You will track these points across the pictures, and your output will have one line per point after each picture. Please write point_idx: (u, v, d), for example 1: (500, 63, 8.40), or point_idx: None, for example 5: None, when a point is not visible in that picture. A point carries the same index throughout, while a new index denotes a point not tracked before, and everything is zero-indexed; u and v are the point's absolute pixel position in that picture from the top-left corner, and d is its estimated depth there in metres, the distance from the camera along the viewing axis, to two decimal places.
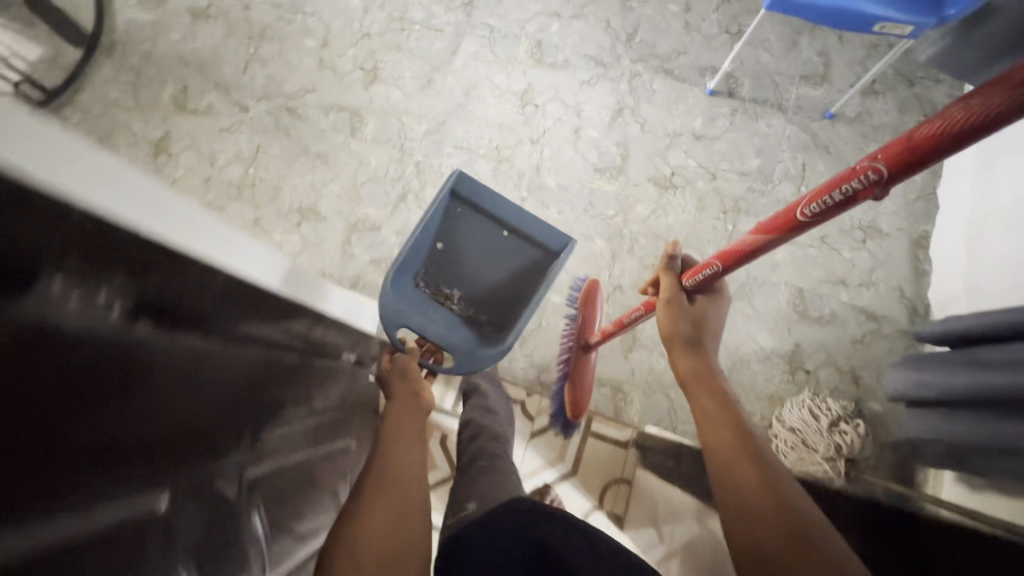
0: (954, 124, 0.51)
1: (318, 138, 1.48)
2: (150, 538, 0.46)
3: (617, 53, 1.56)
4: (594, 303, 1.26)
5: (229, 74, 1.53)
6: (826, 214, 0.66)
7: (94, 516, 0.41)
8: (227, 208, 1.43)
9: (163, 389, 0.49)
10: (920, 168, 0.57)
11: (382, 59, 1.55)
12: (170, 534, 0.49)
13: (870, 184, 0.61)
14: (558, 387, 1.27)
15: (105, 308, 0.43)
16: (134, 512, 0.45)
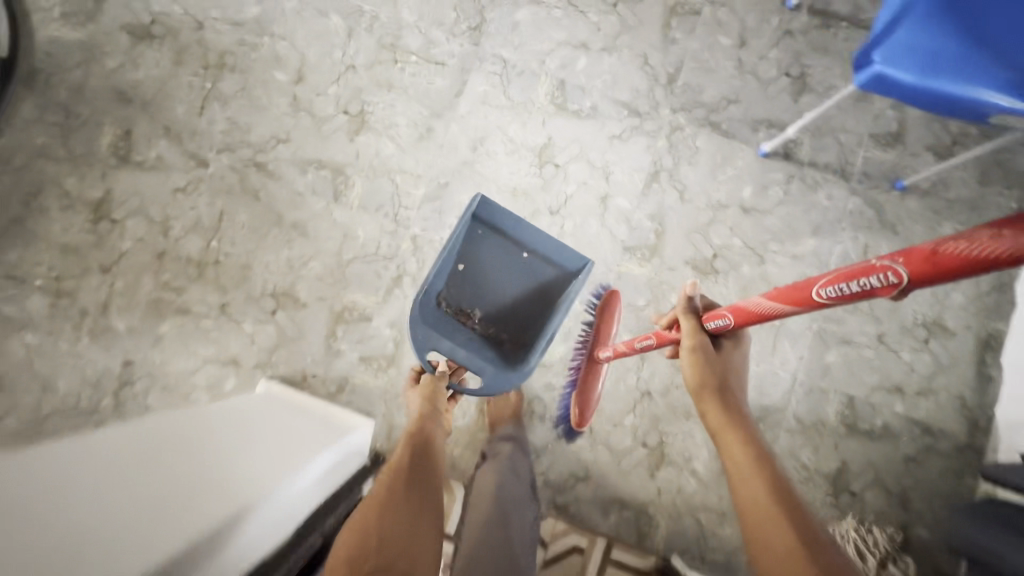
0: (991, 248, 0.46)
1: (294, 204, 1.24)
2: None
3: (654, 99, 1.30)
4: (613, 315, 1.18)
5: (181, 117, 1.25)
6: (841, 303, 0.60)
7: None
8: (188, 292, 1.20)
9: None
10: (944, 280, 0.51)
11: (370, 100, 1.27)
12: None
13: (890, 285, 0.55)
14: (565, 391, 1.20)
15: None
16: None
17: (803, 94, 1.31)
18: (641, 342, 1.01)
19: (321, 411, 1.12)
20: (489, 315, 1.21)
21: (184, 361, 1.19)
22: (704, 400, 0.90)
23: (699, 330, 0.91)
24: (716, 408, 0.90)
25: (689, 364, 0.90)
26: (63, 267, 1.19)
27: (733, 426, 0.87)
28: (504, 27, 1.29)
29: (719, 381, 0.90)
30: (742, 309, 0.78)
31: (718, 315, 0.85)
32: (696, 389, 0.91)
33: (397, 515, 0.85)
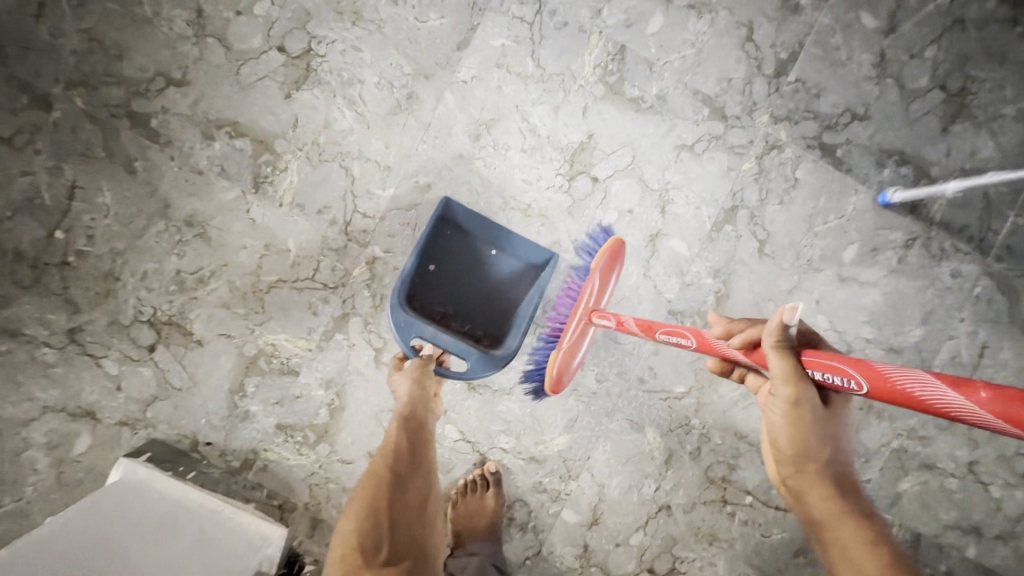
0: None
1: (192, 187, 0.81)
2: None
3: (750, 97, 0.87)
4: (614, 269, 0.79)
5: (8, 19, 0.77)
6: None
7: None
8: (18, 304, 0.79)
9: None
10: None
11: (322, 35, 0.81)
12: None
13: None
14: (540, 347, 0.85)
15: None
16: None
17: (956, 121, 0.91)
18: (669, 333, 0.63)
19: (201, 521, 0.74)
20: (467, 307, 0.85)
21: (11, 405, 0.81)
22: (807, 471, 0.55)
23: (802, 375, 0.51)
24: (823, 484, 0.54)
25: (783, 419, 0.53)
26: None
27: (851, 514, 0.53)
28: None
29: (830, 446, 0.54)
30: (889, 380, 0.42)
31: (834, 368, 0.47)
32: (793, 453, 0.54)
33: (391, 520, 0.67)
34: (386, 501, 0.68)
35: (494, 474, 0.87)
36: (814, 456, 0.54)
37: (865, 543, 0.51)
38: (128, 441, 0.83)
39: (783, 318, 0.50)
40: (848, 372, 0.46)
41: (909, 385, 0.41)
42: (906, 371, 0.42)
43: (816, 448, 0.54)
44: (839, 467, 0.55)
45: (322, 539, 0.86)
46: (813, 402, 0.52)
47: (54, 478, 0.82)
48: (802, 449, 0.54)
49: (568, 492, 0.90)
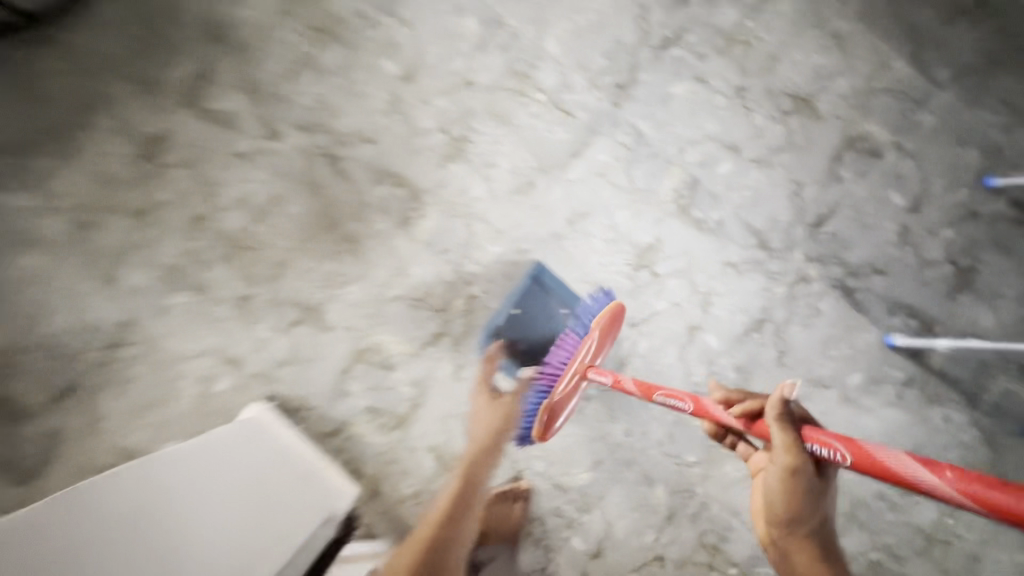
0: None
1: (356, 214, 1.09)
2: None
3: (791, 237, 1.10)
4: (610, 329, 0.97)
5: (269, 76, 1.10)
6: None
7: None
8: (214, 270, 1.08)
9: None
10: None
11: (477, 127, 1.11)
12: None
13: None
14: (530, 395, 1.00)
15: None
16: None
17: (962, 292, 1.10)
18: (670, 396, 0.78)
19: (305, 463, 0.98)
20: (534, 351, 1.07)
21: (184, 342, 1.07)
22: (796, 532, 0.70)
23: (800, 445, 0.60)
24: (808, 546, 0.70)
25: (779, 485, 0.65)
26: (88, 194, 1.07)
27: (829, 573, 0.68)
28: (652, 98, 1.11)
29: (818, 516, 0.69)
30: (871, 458, 0.52)
31: (825, 442, 0.57)
32: (785, 517, 0.69)
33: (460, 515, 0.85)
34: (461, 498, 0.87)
35: (524, 491, 1.04)
36: (804, 521, 0.69)
37: None
38: (256, 391, 1.07)
39: (784, 393, 0.62)
40: (843, 447, 0.55)
41: (887, 462, 0.51)
42: (884, 449, 0.52)
43: (806, 517, 0.69)
44: (823, 533, 0.70)
45: (377, 507, 1.06)
46: (807, 471, 0.63)
47: (196, 405, 1.06)
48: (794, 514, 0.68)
49: (580, 522, 1.07)
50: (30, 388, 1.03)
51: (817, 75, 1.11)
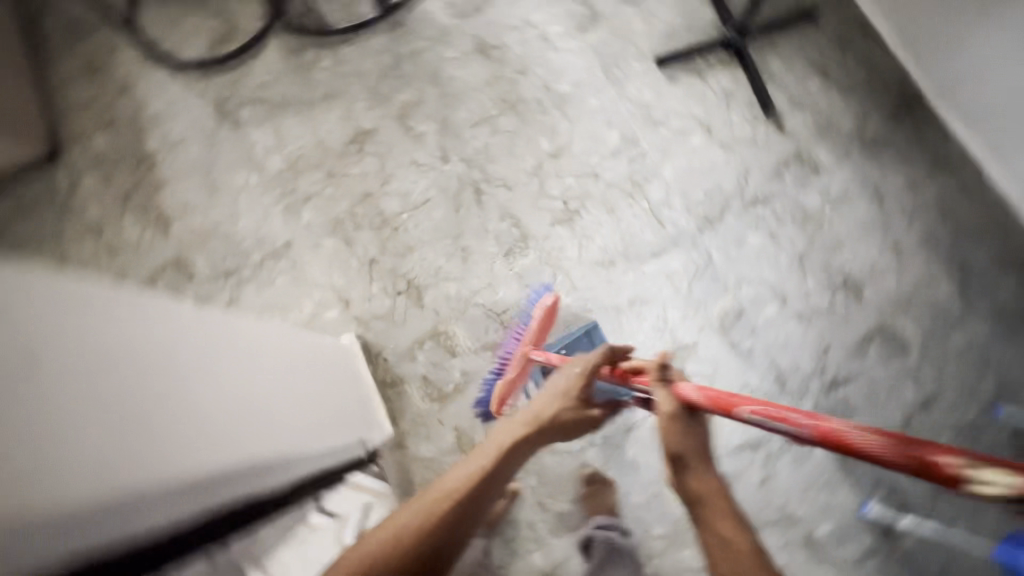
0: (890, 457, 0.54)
1: (476, 234, 1.41)
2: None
3: (806, 386, 1.29)
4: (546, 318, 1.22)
5: (458, 120, 1.49)
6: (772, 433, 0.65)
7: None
8: (361, 233, 1.43)
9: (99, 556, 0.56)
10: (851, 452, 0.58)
11: (588, 207, 1.42)
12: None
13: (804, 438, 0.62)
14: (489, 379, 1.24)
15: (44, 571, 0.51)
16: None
17: (944, 494, 1.22)
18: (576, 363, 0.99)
19: (366, 390, 1.27)
20: None
21: (318, 273, 1.41)
22: (688, 465, 0.72)
23: (669, 394, 0.75)
24: (701, 467, 0.72)
25: (660, 426, 0.74)
26: (305, 153, 1.49)
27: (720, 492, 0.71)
28: (730, 235, 1.38)
29: (697, 440, 0.73)
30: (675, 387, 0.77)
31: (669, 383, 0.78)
32: (673, 454, 0.72)
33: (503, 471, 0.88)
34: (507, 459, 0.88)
35: (512, 491, 1.23)
36: (691, 453, 0.72)
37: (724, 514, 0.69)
38: (349, 329, 1.37)
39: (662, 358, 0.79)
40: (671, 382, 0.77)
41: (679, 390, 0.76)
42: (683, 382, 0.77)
43: (692, 445, 0.72)
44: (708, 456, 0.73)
45: (395, 455, 1.29)
46: (675, 409, 0.73)
47: (304, 321, 1.37)
48: (673, 453, 0.72)
49: (546, 542, 1.24)
50: (206, 263, 1.41)
51: (870, 268, 1.34)
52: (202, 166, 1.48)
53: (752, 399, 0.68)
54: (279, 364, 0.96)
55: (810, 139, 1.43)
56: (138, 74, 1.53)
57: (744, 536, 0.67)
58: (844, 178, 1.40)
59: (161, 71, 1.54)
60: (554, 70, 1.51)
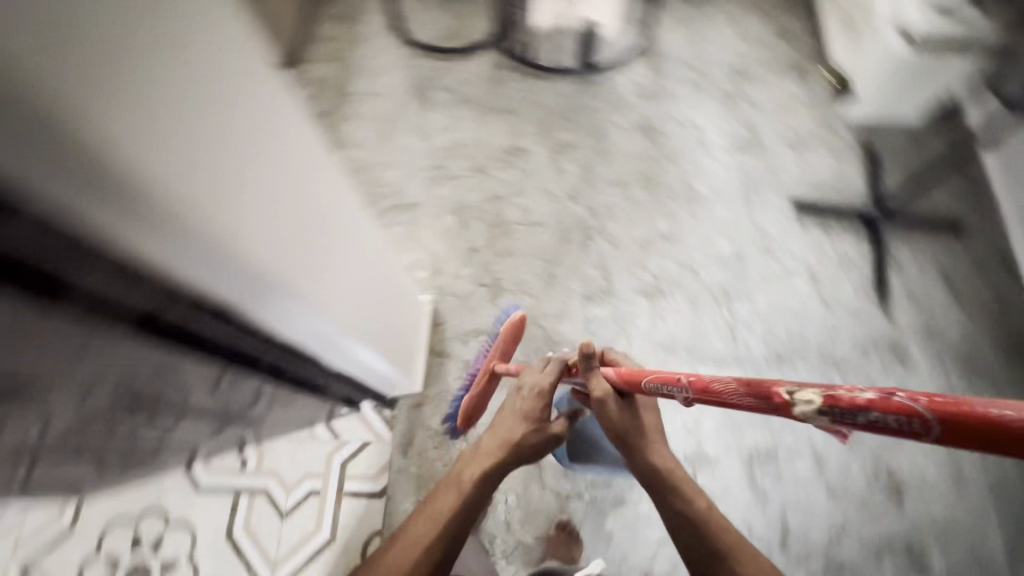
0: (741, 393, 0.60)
1: (569, 268, 1.54)
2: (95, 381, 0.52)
3: (806, 554, 1.25)
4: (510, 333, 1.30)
5: (599, 173, 1.66)
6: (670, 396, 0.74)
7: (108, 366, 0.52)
8: (476, 222, 1.61)
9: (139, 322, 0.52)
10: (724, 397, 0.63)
11: (675, 293, 1.51)
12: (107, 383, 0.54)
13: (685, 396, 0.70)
14: (459, 393, 1.31)
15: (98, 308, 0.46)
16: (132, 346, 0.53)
17: None
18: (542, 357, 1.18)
19: (417, 341, 1.39)
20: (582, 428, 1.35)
21: (426, 237, 1.59)
22: (634, 444, 0.91)
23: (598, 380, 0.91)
24: (644, 444, 0.91)
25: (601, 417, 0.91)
26: (466, 144, 1.72)
27: (662, 460, 0.90)
28: (793, 382, 1.41)
29: (629, 421, 0.91)
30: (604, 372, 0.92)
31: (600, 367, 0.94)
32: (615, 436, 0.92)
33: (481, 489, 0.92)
34: (486, 480, 0.93)
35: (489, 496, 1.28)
36: (629, 431, 0.91)
37: (676, 483, 0.88)
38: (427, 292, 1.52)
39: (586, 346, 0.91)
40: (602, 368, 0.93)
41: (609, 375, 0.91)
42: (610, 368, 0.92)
43: (625, 425, 0.91)
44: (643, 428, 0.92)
45: (410, 413, 1.42)
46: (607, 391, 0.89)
47: None
48: (616, 435, 0.91)
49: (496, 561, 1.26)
50: None
51: (918, 479, 1.32)
52: (384, 118, 1.76)
53: (654, 370, 0.80)
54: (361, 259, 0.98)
55: (908, 332, 1.45)
56: (376, 35, 1.88)
57: (687, 496, 0.86)
58: (927, 383, 1.40)
59: (394, 38, 1.87)
60: (698, 171, 1.66)
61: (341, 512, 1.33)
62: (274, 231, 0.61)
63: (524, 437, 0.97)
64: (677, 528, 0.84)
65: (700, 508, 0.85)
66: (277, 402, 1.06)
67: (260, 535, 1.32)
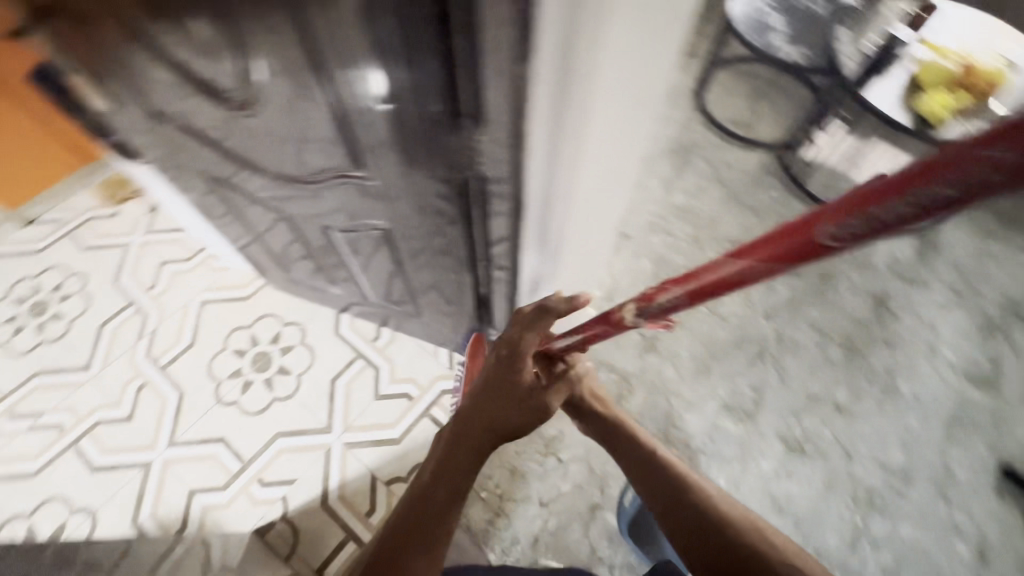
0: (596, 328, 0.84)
1: (726, 370, 1.50)
2: (399, 131, 0.65)
3: None
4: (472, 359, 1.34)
5: (809, 309, 1.59)
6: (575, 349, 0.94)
7: (414, 129, 0.64)
8: (668, 280, 1.64)
9: (453, 134, 0.61)
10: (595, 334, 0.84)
11: (816, 463, 1.38)
12: (400, 139, 0.67)
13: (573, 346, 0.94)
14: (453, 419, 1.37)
15: (450, 96, 0.56)
16: (435, 137, 0.63)
17: None
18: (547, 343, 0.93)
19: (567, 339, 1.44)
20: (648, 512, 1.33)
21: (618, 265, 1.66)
22: (586, 409, 1.04)
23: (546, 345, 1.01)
24: (598, 409, 1.03)
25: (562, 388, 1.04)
26: (698, 214, 1.77)
27: (617, 423, 1.01)
28: None
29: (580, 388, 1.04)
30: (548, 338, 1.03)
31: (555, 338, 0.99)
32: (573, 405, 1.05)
33: (458, 481, 0.85)
34: (461, 475, 0.85)
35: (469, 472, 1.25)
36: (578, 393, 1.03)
37: (634, 446, 0.96)
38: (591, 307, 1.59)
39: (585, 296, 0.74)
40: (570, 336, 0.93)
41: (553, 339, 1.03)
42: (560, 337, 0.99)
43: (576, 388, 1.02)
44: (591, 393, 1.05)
45: None
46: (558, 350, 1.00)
47: None
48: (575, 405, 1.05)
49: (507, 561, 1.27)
50: None
51: None
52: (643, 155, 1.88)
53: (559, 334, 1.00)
54: (601, 235, 1.03)
55: None
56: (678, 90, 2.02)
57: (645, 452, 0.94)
58: None
59: (692, 99, 2.00)
60: (909, 372, 1.51)
61: (416, 422, 1.42)
62: (592, 175, 0.73)
63: (494, 414, 0.88)
64: (650, 485, 0.90)
65: (659, 457, 0.92)
66: (440, 305, 1.23)
67: (352, 396, 1.45)
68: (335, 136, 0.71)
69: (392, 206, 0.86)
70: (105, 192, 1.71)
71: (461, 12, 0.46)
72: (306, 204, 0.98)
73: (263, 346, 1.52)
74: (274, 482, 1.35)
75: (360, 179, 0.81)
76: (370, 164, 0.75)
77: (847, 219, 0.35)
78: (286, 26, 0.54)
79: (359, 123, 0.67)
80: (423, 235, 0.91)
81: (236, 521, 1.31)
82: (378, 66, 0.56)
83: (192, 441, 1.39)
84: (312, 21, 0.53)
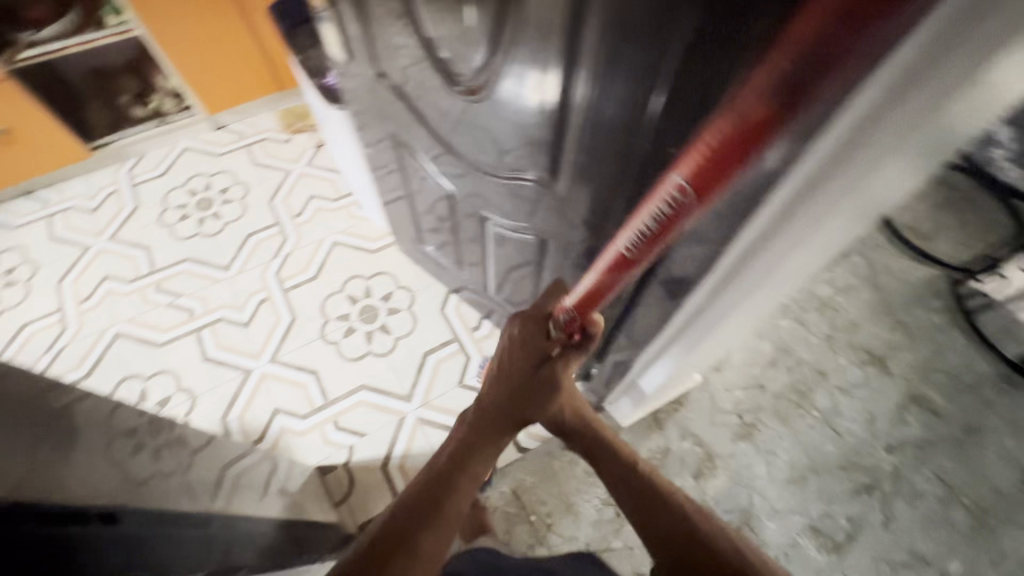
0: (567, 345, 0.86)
1: (824, 490, 1.35)
2: (612, 159, 0.63)
3: None
4: None
5: (940, 458, 1.40)
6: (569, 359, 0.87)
7: (630, 162, 0.62)
8: (786, 371, 1.51)
9: (672, 178, 0.58)
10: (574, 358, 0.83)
11: None
12: (608, 166, 0.65)
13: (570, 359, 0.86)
14: None
15: (687, 142, 0.53)
16: (649, 174, 0.61)
17: None
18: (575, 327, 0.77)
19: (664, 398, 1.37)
20: None
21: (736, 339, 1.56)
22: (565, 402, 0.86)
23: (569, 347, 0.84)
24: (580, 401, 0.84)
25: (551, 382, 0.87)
26: (840, 312, 1.61)
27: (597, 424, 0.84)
28: None
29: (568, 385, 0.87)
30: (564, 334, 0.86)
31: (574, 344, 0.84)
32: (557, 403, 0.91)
33: (475, 466, 0.77)
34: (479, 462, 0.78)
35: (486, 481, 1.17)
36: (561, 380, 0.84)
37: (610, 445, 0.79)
38: None
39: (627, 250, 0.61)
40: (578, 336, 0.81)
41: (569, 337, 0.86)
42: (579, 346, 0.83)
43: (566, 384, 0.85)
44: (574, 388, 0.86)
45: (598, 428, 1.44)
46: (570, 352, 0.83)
47: None
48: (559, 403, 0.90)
49: None
50: None
51: None
52: None
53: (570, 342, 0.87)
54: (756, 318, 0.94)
55: None
56: None
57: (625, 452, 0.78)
58: None
59: None
60: None
61: None
62: (794, 275, 0.65)
63: (516, 403, 0.81)
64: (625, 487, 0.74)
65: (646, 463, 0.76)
66: None
67: (439, 375, 1.48)
68: (542, 142, 0.72)
69: (561, 221, 0.85)
70: (285, 119, 1.89)
71: (749, 70, 0.43)
72: (473, 192, 1.00)
73: (373, 300, 1.59)
74: (347, 427, 1.42)
75: (543, 188, 0.81)
76: (562, 177, 0.75)
77: (697, 180, 0.44)
78: (556, 35, 0.56)
79: (572, 140, 0.67)
80: (577, 257, 0.89)
81: (304, 451, 1.39)
82: (625, 95, 0.55)
83: (290, 364, 1.50)
84: (584, 36, 0.53)
